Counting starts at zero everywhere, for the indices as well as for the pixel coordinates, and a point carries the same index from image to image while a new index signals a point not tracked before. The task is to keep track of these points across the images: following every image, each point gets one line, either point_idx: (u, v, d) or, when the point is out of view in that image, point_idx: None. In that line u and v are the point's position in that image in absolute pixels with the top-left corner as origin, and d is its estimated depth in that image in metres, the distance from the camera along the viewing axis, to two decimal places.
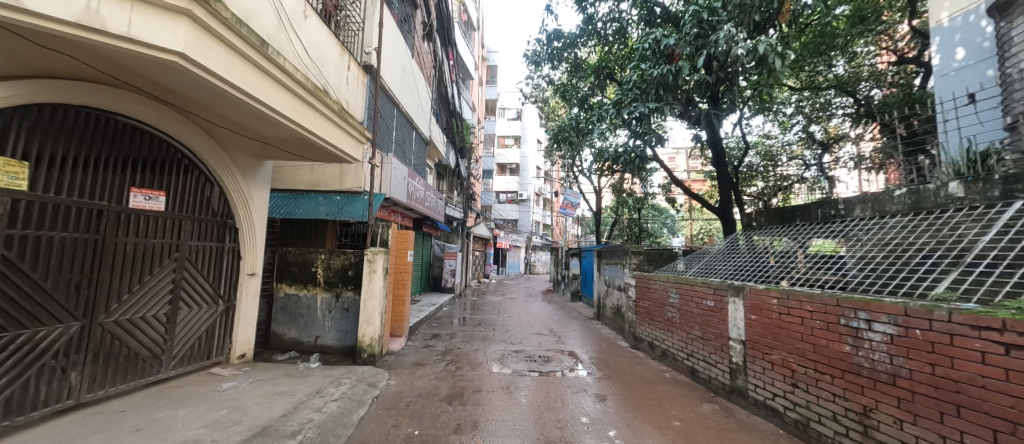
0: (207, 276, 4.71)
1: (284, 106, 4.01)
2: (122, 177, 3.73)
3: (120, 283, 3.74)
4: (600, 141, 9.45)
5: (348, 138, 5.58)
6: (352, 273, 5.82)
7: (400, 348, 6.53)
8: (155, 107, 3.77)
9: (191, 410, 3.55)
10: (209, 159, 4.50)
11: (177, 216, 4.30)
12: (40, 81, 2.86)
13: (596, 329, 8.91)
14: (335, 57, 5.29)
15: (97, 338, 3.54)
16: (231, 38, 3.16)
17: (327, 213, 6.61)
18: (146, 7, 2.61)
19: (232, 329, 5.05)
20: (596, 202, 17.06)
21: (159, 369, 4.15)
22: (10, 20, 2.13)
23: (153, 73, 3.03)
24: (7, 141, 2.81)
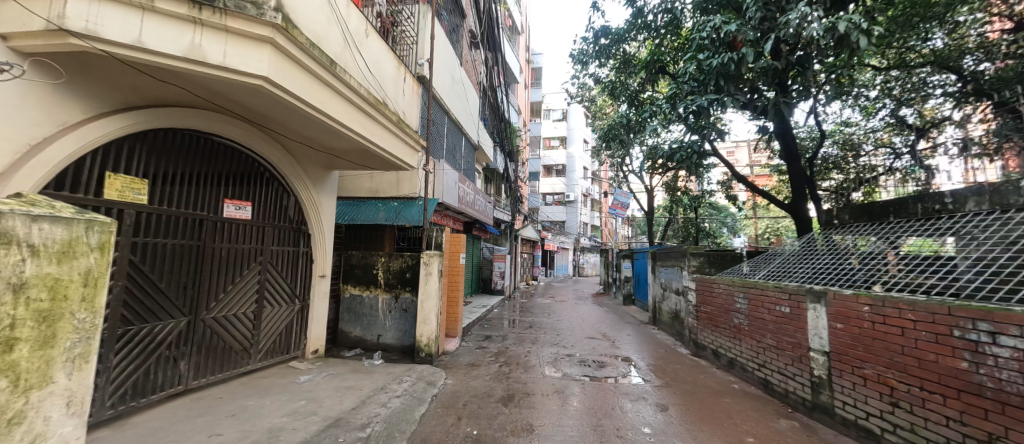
0: (286, 278, 5.19)
1: (349, 119, 4.31)
2: (217, 190, 4.23)
3: (217, 283, 4.24)
4: (653, 137, 9.02)
5: (404, 146, 5.85)
6: (410, 275, 6.09)
7: (455, 349, 6.69)
8: (243, 127, 4.23)
9: (274, 399, 3.91)
10: (287, 171, 4.96)
11: (262, 224, 4.78)
12: (159, 109, 3.33)
13: (652, 335, 8.52)
14: (392, 71, 5.58)
15: (200, 332, 4.04)
16: (307, 61, 3.46)
17: (385, 218, 7.10)
18: (236, 38, 2.95)
19: (306, 326, 5.51)
20: (648, 201, 16.32)
21: (248, 361, 4.63)
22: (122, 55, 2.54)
23: (242, 96, 3.41)
24: (130, 163, 3.30)
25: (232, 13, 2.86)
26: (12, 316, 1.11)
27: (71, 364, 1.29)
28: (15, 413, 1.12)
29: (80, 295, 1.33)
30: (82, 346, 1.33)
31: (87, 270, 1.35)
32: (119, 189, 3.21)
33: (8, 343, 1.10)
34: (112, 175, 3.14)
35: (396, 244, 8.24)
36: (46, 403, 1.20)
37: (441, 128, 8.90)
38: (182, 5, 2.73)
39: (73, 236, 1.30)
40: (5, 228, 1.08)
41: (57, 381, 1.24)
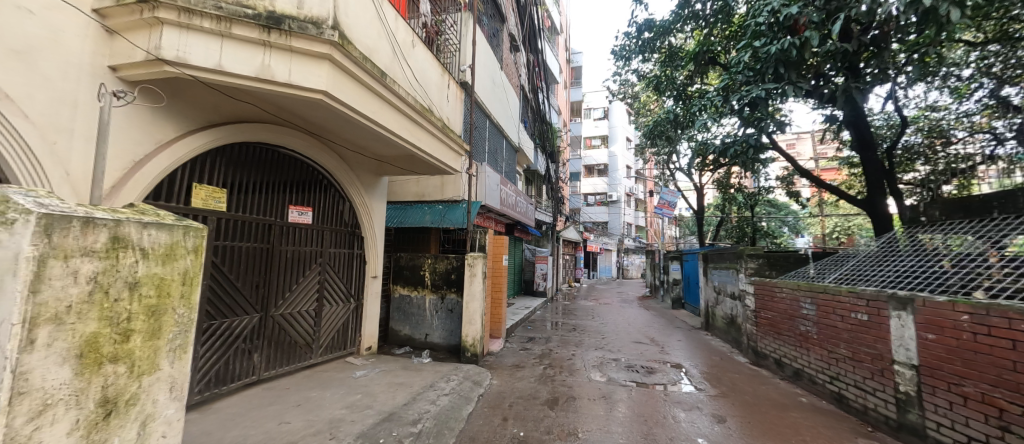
0: (342, 278, 5.52)
1: (398, 127, 4.51)
2: (283, 197, 4.61)
3: (284, 283, 4.61)
4: (703, 133, 8.54)
5: (449, 151, 6.03)
6: (455, 276, 6.24)
7: (499, 349, 6.74)
8: (306, 139, 4.58)
9: (334, 392, 4.17)
10: (342, 178, 5.29)
11: (321, 228, 5.14)
12: (235, 125, 3.68)
13: (705, 341, 8.06)
14: (437, 78, 5.76)
15: (270, 327, 4.41)
16: (360, 73, 3.68)
17: (431, 221, 7.28)
18: (299, 57, 3.20)
19: (361, 324, 5.83)
20: (698, 200, 15.47)
21: (310, 355, 4.98)
22: (206, 79, 2.86)
23: (304, 110, 3.69)
24: (211, 174, 3.69)
25: (296, 34, 3.11)
26: (129, 310, 1.28)
27: (174, 354, 1.46)
28: (131, 394, 1.28)
29: (180, 292, 1.49)
30: (182, 338, 1.49)
31: (185, 271, 1.52)
32: (202, 198, 3.58)
33: (125, 334, 1.26)
34: (197, 186, 3.51)
35: (442, 246, 8.48)
36: (154, 387, 1.36)
37: (483, 132, 9.05)
38: (253, 30, 3.01)
39: (173, 241, 1.47)
40: (123, 233, 1.25)
41: (163, 368, 1.41)
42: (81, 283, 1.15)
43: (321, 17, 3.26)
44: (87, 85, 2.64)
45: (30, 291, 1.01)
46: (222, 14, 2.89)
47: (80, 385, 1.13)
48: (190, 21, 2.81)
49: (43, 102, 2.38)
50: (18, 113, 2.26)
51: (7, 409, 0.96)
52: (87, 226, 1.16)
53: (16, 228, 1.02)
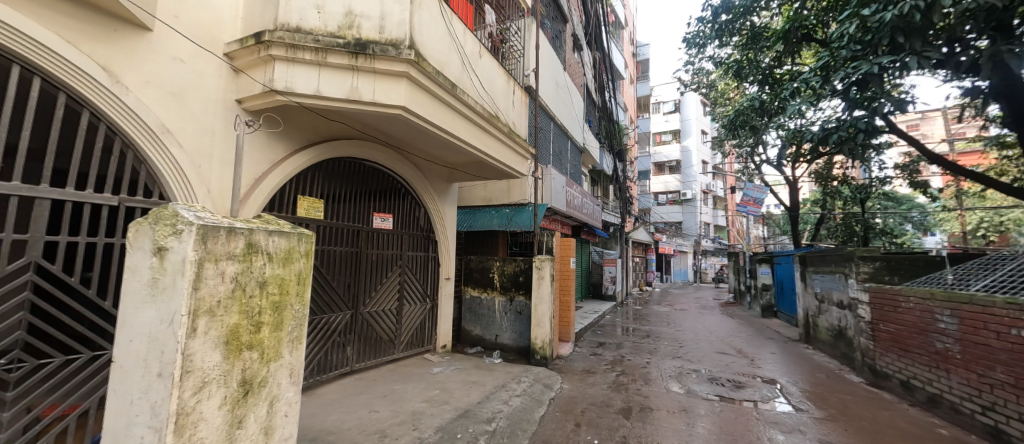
0: (419, 280, 5.89)
1: (467, 135, 4.69)
2: (369, 205, 5.06)
3: (371, 283, 5.05)
4: (796, 119, 7.57)
5: (516, 155, 6.14)
6: (523, 278, 6.29)
7: (569, 353, 6.65)
8: (387, 151, 4.98)
9: (414, 386, 4.45)
10: (418, 186, 5.66)
11: (401, 233, 5.54)
12: (330, 142, 4.13)
13: (804, 354, 7.13)
14: (503, 85, 5.88)
15: (360, 323, 4.86)
16: (433, 87, 3.91)
17: (499, 224, 7.44)
18: (382, 77, 3.50)
19: (436, 323, 6.17)
20: (791, 195, 13.78)
21: (394, 351, 5.39)
22: (307, 103, 3.26)
23: (386, 125, 4.03)
24: (311, 187, 4.20)
25: (379, 56, 3.41)
26: (259, 305, 1.50)
27: (292, 344, 1.68)
28: (261, 377, 1.50)
29: (296, 290, 1.71)
30: (297, 330, 1.71)
31: (299, 272, 1.74)
32: (304, 208, 4.09)
33: (256, 325, 1.48)
34: (300, 198, 4.01)
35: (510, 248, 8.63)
36: (278, 372, 1.59)
37: (548, 134, 9.06)
38: (344, 57, 3.36)
39: (290, 245, 1.69)
40: (254, 240, 1.48)
41: (284, 356, 1.63)
42: (227, 283, 1.37)
43: (399, 39, 3.54)
44: (222, 117, 3.17)
45: (192, 289, 1.23)
46: (319, 46, 3.28)
47: (226, 368, 1.35)
48: (294, 55, 3.23)
49: (192, 134, 2.93)
50: (176, 144, 2.79)
51: (178, 383, 1.19)
52: (230, 235, 1.37)
53: (183, 236, 1.25)
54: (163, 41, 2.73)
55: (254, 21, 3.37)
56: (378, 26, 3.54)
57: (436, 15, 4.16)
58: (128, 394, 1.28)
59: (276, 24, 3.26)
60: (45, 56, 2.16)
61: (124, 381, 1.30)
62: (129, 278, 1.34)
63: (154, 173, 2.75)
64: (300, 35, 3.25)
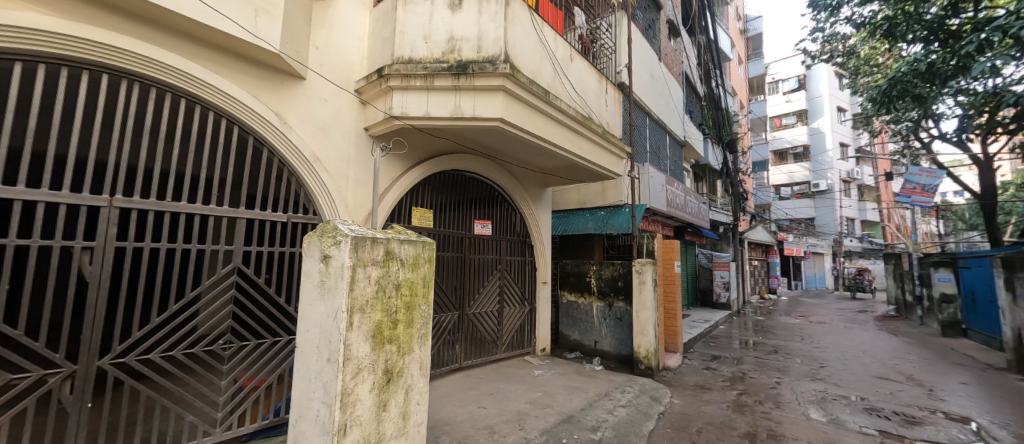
0: (518, 284, 6.08)
1: (561, 139, 4.71)
2: (470, 213, 5.41)
3: (474, 286, 5.37)
4: (985, 79, 5.84)
5: (611, 155, 5.96)
6: (622, 283, 6.04)
7: (678, 366, 6.12)
8: (485, 162, 5.26)
9: (517, 387, 4.59)
10: (514, 193, 5.86)
11: (499, 238, 5.79)
12: (437, 157, 4.54)
13: (1014, 389, 5.41)
14: (596, 85, 5.71)
15: (466, 324, 5.20)
16: (528, 97, 4.02)
17: (594, 228, 7.33)
18: (481, 93, 3.74)
19: (535, 326, 6.28)
20: (981, 179, 10.64)
21: (497, 351, 5.64)
22: (419, 123, 3.65)
23: (484, 137, 4.27)
24: (421, 198, 4.65)
25: (478, 74, 3.65)
26: (395, 305, 1.72)
27: (422, 340, 1.87)
28: (399, 367, 1.73)
29: (423, 293, 1.90)
30: (425, 329, 1.89)
31: (425, 276, 1.93)
32: (417, 218, 4.56)
33: (394, 322, 1.71)
34: (414, 209, 4.49)
35: (606, 252, 8.36)
36: (411, 365, 1.79)
37: (644, 130, 8.57)
38: (448, 79, 3.68)
39: (417, 252, 1.89)
40: (391, 249, 1.70)
41: (415, 351, 1.82)
42: (372, 285, 1.61)
43: (495, 54, 3.74)
44: (355, 144, 3.74)
45: (348, 290, 1.48)
46: (427, 72, 3.65)
47: (373, 359, 1.58)
48: (408, 83, 3.65)
49: (334, 161, 3.53)
50: (322, 169, 3.39)
51: (341, 370, 1.44)
52: (374, 243, 1.61)
53: (342, 246, 1.51)
54: (311, 86, 3.38)
55: (375, 58, 3.90)
56: (476, 46, 3.79)
57: (528, 26, 4.25)
58: (307, 374, 1.59)
59: (393, 59, 3.73)
60: (238, 107, 2.87)
61: (303, 362, 1.63)
62: (304, 280, 1.67)
63: (310, 195, 3.38)
64: (412, 65, 3.67)
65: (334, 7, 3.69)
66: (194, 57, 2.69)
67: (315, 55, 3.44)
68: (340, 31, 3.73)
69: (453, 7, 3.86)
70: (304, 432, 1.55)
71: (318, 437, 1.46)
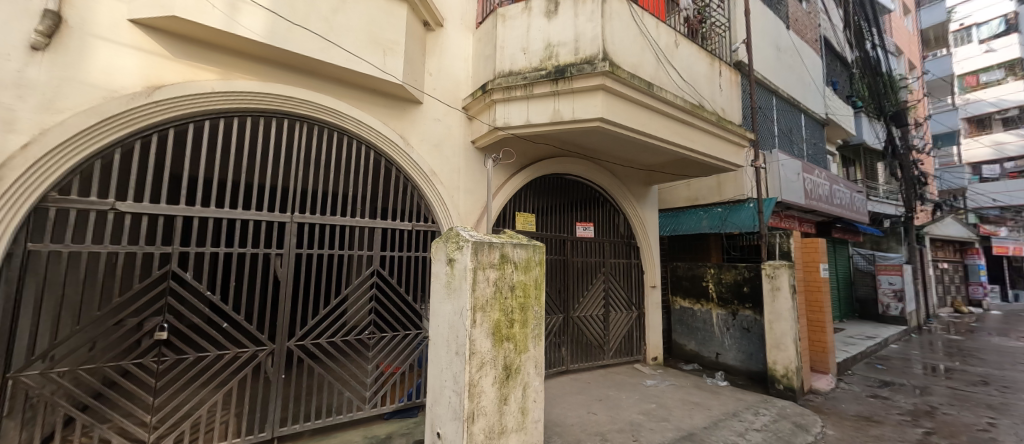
0: (624, 287, 5.84)
1: (668, 133, 4.40)
2: (571, 215, 5.39)
3: (578, 288, 5.32)
4: None
5: (729, 145, 5.33)
6: (748, 289, 5.36)
7: (830, 390, 5.11)
8: (585, 163, 5.19)
9: (629, 395, 4.39)
10: (616, 193, 5.66)
11: (602, 240, 5.65)
12: (538, 163, 4.65)
13: None
14: (707, 70, 5.15)
15: (571, 327, 5.19)
16: (629, 92, 3.86)
17: (710, 226, 6.61)
18: (580, 95, 3.72)
19: (645, 333, 5.93)
20: None
21: (604, 356, 5.49)
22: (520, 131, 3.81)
23: (584, 138, 4.23)
24: (523, 203, 4.81)
25: (576, 76, 3.64)
26: (510, 305, 1.82)
27: (536, 340, 1.93)
28: (517, 364, 1.82)
29: (536, 294, 1.96)
30: (539, 329, 1.95)
31: (537, 278, 1.98)
32: (521, 222, 4.73)
33: (511, 321, 1.81)
34: (518, 213, 4.68)
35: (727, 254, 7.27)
36: (527, 364, 1.86)
37: (769, 113, 7.46)
38: (546, 86, 3.76)
39: (529, 256, 1.94)
40: (505, 252, 1.80)
41: (530, 350, 1.89)
42: (491, 285, 1.73)
43: (593, 54, 3.68)
44: (465, 157, 4.08)
45: (470, 291, 1.63)
46: (527, 82, 3.79)
47: (494, 355, 1.70)
48: (509, 94, 3.83)
49: (447, 173, 3.92)
50: (438, 181, 3.79)
51: (468, 362, 1.59)
52: (491, 247, 1.73)
53: (465, 250, 1.67)
54: (427, 109, 3.82)
55: (479, 75, 4.19)
56: (573, 49, 3.79)
57: (628, 18, 4.06)
58: (439, 366, 1.79)
59: (495, 74, 3.96)
60: (373, 134, 3.41)
61: (435, 354, 1.84)
62: (434, 281, 1.90)
63: (429, 206, 3.81)
64: (512, 77, 3.85)
65: (444, 34, 4.10)
66: (341, 97, 3.30)
67: (430, 80, 3.89)
68: (449, 55, 4.11)
69: (550, 14, 3.93)
70: (439, 415, 1.75)
71: (452, 422, 1.64)
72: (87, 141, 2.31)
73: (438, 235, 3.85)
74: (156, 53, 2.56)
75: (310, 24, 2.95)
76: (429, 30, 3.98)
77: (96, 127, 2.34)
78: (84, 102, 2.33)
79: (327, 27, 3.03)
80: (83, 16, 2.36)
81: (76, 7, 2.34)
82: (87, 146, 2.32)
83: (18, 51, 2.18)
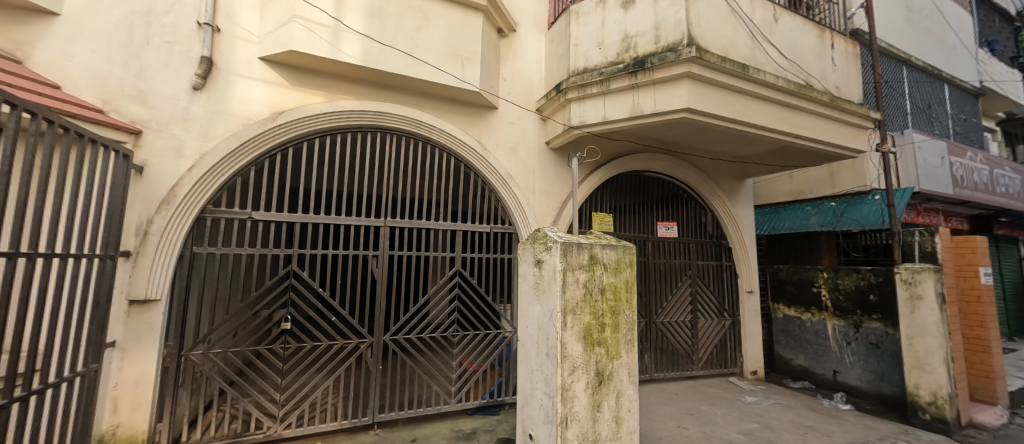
0: (714, 292, 5.33)
1: (767, 119, 3.89)
2: (651, 214, 5.08)
3: (661, 292, 4.98)
4: None
5: (846, 128, 4.56)
6: (875, 297, 4.51)
7: (1002, 428, 4.02)
8: (666, 158, 4.84)
9: (725, 412, 3.97)
10: (703, 189, 5.18)
11: (687, 240, 5.21)
12: (615, 160, 4.45)
13: None
14: (816, 43, 4.46)
15: (654, 333, 4.87)
16: (719, 78, 3.51)
17: (820, 224, 5.72)
18: (662, 87, 3.49)
19: (741, 344, 5.32)
20: None
21: (692, 367, 5.04)
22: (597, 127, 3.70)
23: (665, 130, 3.96)
24: (599, 203, 4.65)
25: (657, 66, 3.41)
26: (601, 308, 1.74)
27: (629, 346, 1.82)
28: (609, 371, 1.74)
29: (627, 298, 1.85)
30: (630, 334, 1.84)
31: (628, 281, 1.87)
32: (597, 223, 4.55)
33: (602, 325, 1.74)
34: (594, 214, 4.52)
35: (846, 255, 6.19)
36: (621, 370, 1.78)
37: (899, 87, 6.23)
38: (624, 80, 3.58)
39: (619, 257, 1.84)
40: (594, 253, 1.74)
41: (622, 356, 1.80)
42: (580, 288, 1.68)
43: (676, 40, 3.41)
44: (540, 158, 4.08)
45: (560, 293, 1.61)
46: (603, 77, 3.66)
47: (586, 359, 1.65)
48: (584, 92, 3.74)
49: (522, 175, 3.95)
50: (514, 184, 3.85)
51: (560, 365, 1.57)
52: (580, 249, 1.68)
53: (553, 251, 1.65)
54: (502, 113, 3.91)
55: (553, 75, 4.16)
56: (653, 38, 3.55)
57: None
58: (529, 367, 1.79)
59: (569, 73, 3.90)
60: (453, 140, 3.57)
61: (525, 355, 1.84)
62: (522, 282, 1.91)
63: (506, 208, 3.88)
64: (587, 74, 3.75)
65: (517, 39, 4.16)
66: (424, 109, 3.52)
67: (504, 85, 3.97)
68: (522, 59, 4.15)
69: (626, 4, 3.75)
70: (530, 416, 1.75)
71: (544, 425, 1.63)
72: (231, 162, 2.79)
73: (517, 237, 3.91)
74: (278, 83, 2.99)
75: (398, 43, 3.20)
76: (503, 36, 4.07)
77: (237, 150, 2.80)
78: (229, 129, 2.81)
79: (412, 44, 3.26)
80: (227, 58, 2.86)
81: (222, 52, 2.84)
82: (231, 166, 2.80)
83: (185, 92, 2.71)
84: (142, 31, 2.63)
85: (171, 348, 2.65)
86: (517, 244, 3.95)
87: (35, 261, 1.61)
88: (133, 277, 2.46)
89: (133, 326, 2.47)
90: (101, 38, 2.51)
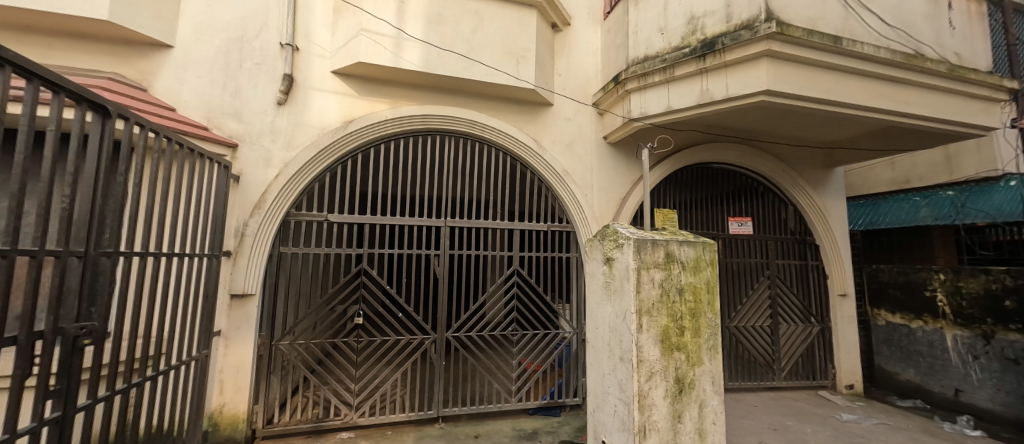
0: (799, 295, 4.76)
1: (867, 96, 3.37)
2: (722, 209, 4.66)
3: (735, 294, 4.56)
4: None
5: (973, 101, 3.81)
6: (1012, 305, 3.73)
7: None
8: (738, 148, 4.41)
9: (817, 430, 3.50)
10: (784, 180, 4.64)
11: (765, 238, 4.70)
12: (679, 152, 4.15)
13: None
14: (929, 4, 3.77)
15: (728, 338, 4.48)
16: (805, 54, 3.10)
17: (934, 218, 4.84)
18: (735, 70, 3.17)
19: (833, 354, 4.69)
20: None
21: (773, 377, 4.55)
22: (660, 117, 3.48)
23: (738, 117, 3.60)
24: (661, 199, 4.37)
25: (729, 47, 3.09)
26: (680, 312, 1.60)
27: (711, 353, 1.65)
28: (691, 378, 1.59)
29: (708, 300, 1.67)
30: (713, 340, 1.66)
31: (709, 281, 1.69)
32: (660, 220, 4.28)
33: (681, 329, 1.59)
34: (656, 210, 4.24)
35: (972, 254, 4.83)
36: (703, 378, 1.61)
37: None
38: (691, 65, 3.31)
39: (698, 255, 1.68)
40: (671, 251, 1.60)
41: (705, 364, 1.63)
42: (654, 289, 1.55)
43: (752, 16, 3.04)
44: (597, 154, 3.93)
45: (634, 293, 1.51)
46: (667, 64, 3.40)
47: (663, 365, 1.53)
48: (646, 82, 3.53)
49: (579, 172, 3.83)
50: (571, 181, 3.75)
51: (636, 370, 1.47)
52: (654, 245, 1.56)
53: (626, 248, 1.56)
54: (557, 109, 3.83)
55: (610, 67, 3.99)
56: (723, 16, 3.20)
57: None
58: (601, 370, 1.71)
59: (629, 62, 3.70)
60: (508, 140, 3.56)
61: (596, 357, 1.76)
62: (591, 281, 1.83)
63: (563, 206, 3.79)
64: (649, 62, 3.52)
65: (572, 32, 4.05)
66: (480, 110, 3.55)
67: (559, 81, 3.89)
68: (577, 52, 4.04)
69: None
70: (603, 422, 1.67)
71: (619, 432, 1.54)
72: (307, 170, 3.03)
73: (575, 236, 3.79)
74: (349, 94, 3.20)
75: (455, 46, 3.26)
76: (558, 31, 3.99)
77: (314, 158, 3.04)
78: (308, 140, 3.06)
79: (469, 47, 3.30)
80: (305, 74, 3.11)
81: (301, 69, 3.11)
82: (308, 174, 3.04)
83: (271, 107, 3.00)
84: (237, 55, 2.96)
85: (263, 338, 2.94)
86: (576, 242, 3.83)
87: (160, 261, 1.86)
88: (233, 274, 2.77)
89: (234, 318, 2.79)
90: (205, 65, 2.87)
